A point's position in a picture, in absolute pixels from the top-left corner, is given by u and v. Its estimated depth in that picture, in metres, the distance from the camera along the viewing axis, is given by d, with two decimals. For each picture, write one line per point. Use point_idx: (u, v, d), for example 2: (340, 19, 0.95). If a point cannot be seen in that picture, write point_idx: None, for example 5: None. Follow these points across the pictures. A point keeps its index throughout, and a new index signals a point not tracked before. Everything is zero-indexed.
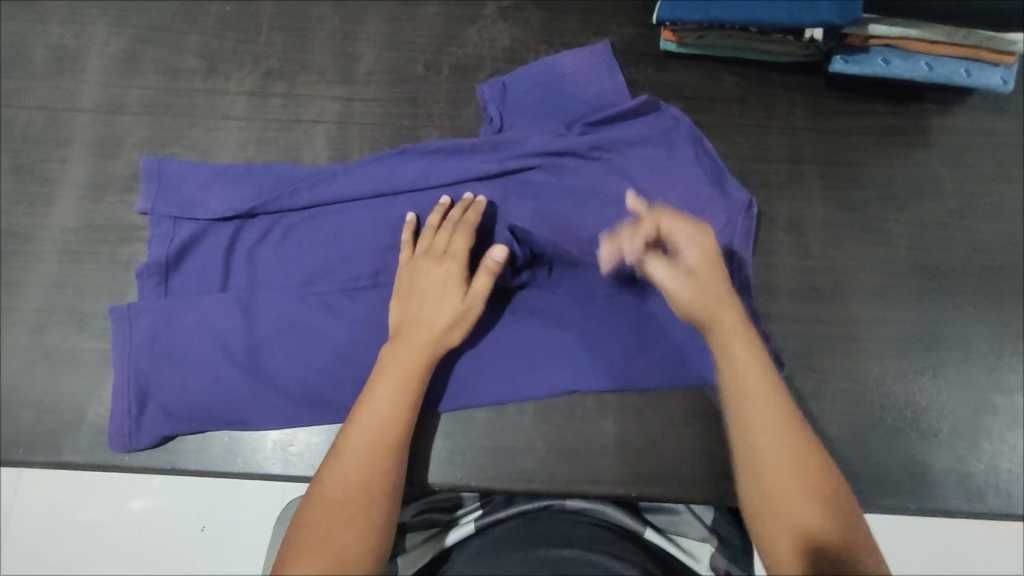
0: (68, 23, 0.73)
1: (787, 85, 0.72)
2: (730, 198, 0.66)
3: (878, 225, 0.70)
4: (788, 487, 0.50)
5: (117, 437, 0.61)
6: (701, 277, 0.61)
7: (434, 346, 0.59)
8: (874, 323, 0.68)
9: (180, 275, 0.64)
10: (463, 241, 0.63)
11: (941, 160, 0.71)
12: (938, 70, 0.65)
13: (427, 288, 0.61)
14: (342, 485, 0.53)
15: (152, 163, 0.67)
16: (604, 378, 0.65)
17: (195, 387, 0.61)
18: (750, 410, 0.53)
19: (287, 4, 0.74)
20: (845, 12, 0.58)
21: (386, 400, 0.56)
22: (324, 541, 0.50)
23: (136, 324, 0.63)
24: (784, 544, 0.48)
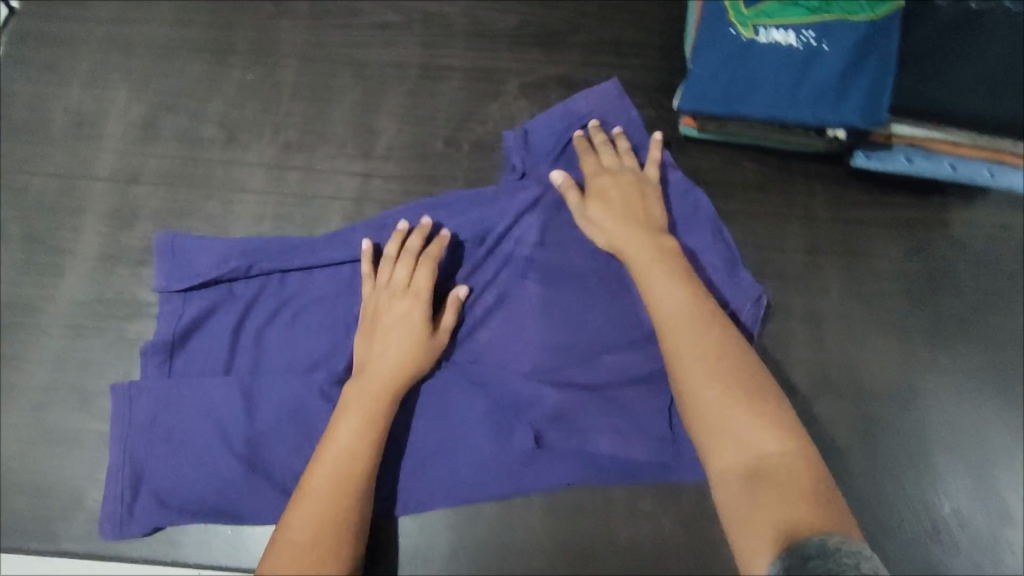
0: (88, 87, 0.73)
1: (808, 173, 0.72)
2: (740, 287, 0.65)
3: (896, 322, 0.69)
4: (707, 379, 0.51)
5: (107, 524, 0.60)
6: (607, 201, 0.63)
7: (400, 379, 0.59)
8: (891, 425, 0.66)
9: (185, 354, 0.63)
10: (427, 273, 0.62)
11: (961, 255, 0.71)
12: (962, 170, 0.64)
13: (393, 324, 0.60)
14: (308, 527, 0.51)
15: (165, 239, 0.66)
16: (605, 470, 0.65)
17: (190, 473, 0.60)
18: (677, 328, 0.54)
19: (309, 71, 0.74)
20: (870, 117, 0.58)
21: (360, 397, 0.57)
22: (309, 536, 0.50)
23: (136, 404, 0.62)
24: (723, 446, 0.49)
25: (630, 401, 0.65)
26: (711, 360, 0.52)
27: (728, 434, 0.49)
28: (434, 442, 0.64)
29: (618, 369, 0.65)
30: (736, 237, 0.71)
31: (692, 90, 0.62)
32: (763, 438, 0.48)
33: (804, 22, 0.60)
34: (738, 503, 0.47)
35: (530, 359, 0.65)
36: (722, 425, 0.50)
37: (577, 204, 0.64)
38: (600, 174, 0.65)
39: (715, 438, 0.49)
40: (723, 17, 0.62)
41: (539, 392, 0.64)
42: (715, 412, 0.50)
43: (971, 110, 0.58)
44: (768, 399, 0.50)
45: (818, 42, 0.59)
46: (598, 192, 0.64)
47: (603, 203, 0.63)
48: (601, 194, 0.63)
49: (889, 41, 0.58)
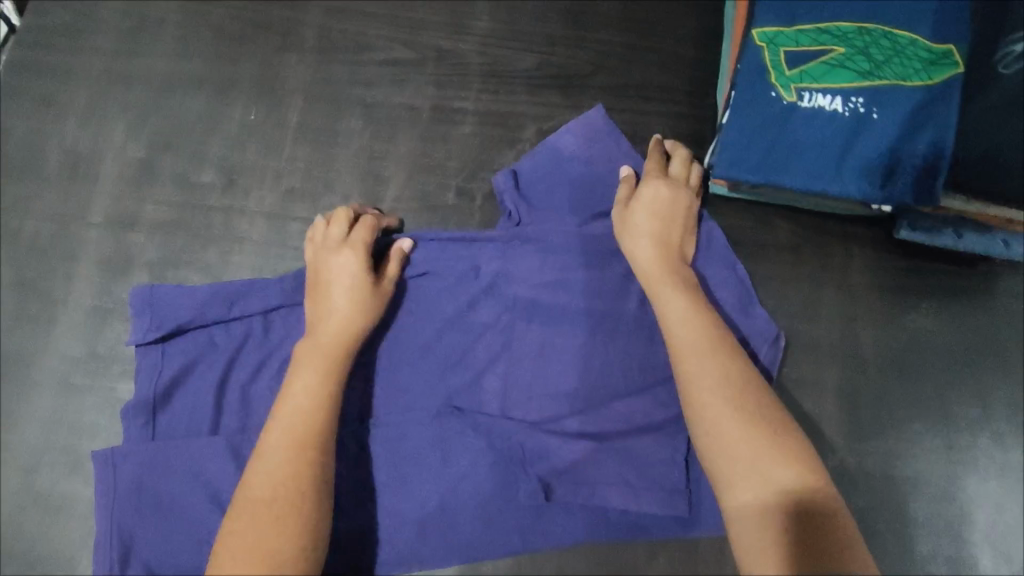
0: (84, 124, 0.69)
1: (845, 235, 0.67)
2: (754, 329, 0.62)
3: (936, 403, 0.64)
4: (723, 407, 0.50)
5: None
6: (653, 214, 0.60)
7: (347, 330, 0.57)
8: (925, 515, 0.62)
9: (168, 413, 0.60)
10: (366, 231, 0.61)
11: (1009, 329, 0.66)
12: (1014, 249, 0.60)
13: (332, 276, 0.59)
14: (267, 487, 0.50)
15: (141, 292, 0.61)
16: (618, 530, 0.60)
17: (180, 541, 0.57)
18: (688, 347, 0.54)
19: (315, 111, 0.70)
20: (922, 195, 0.54)
21: (315, 343, 0.57)
22: (278, 485, 0.50)
23: (120, 469, 0.58)
24: (743, 483, 0.48)
25: (639, 450, 0.60)
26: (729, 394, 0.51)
27: (742, 462, 0.48)
28: (436, 499, 0.60)
29: (627, 417, 0.60)
30: (767, 304, 0.66)
31: (727, 153, 0.57)
32: (780, 471, 0.48)
33: (851, 87, 0.56)
34: (757, 547, 0.46)
35: (533, 410, 0.61)
36: (738, 454, 0.49)
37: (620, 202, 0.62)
38: (657, 177, 0.62)
39: (728, 470, 0.49)
40: (763, 77, 0.57)
41: (543, 443, 0.60)
42: (732, 440, 0.49)
43: None
44: (782, 432, 0.49)
45: (867, 109, 0.55)
46: (650, 196, 0.61)
47: (647, 216, 0.60)
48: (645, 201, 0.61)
49: (947, 110, 0.54)
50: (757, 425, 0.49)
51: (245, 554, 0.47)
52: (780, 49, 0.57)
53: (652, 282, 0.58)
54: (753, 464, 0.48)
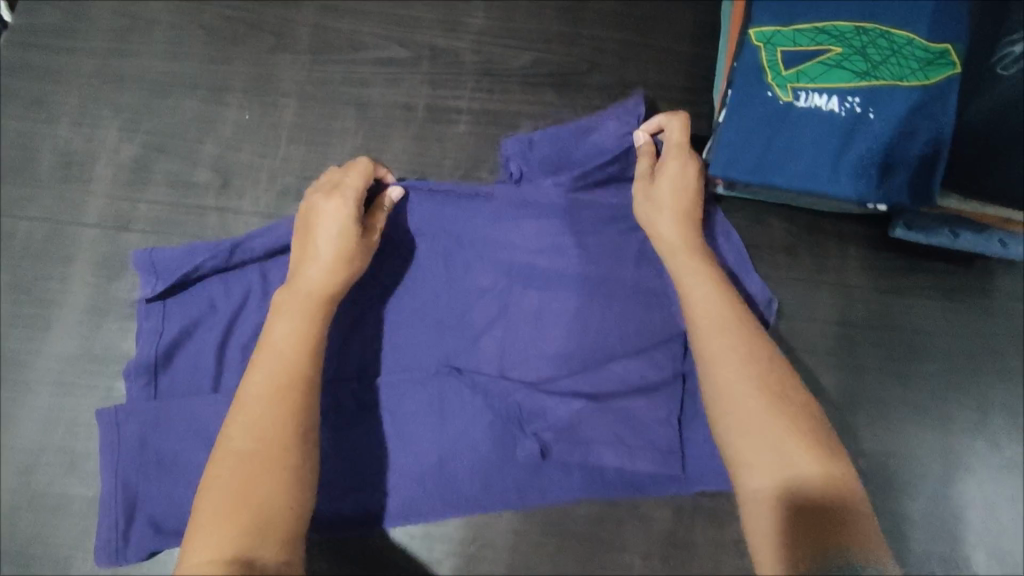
0: (78, 124, 0.69)
1: (841, 236, 0.67)
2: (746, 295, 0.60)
3: (930, 402, 0.64)
4: (742, 385, 0.46)
5: (102, 552, 0.57)
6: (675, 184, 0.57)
7: (332, 279, 0.53)
8: (920, 512, 0.62)
9: (169, 374, 0.61)
10: (358, 175, 0.56)
11: (1006, 329, 0.66)
12: (1011, 248, 0.59)
13: (320, 220, 0.54)
14: (246, 442, 0.45)
15: (143, 256, 0.60)
16: (613, 491, 0.60)
17: (183, 495, 0.58)
18: (705, 318, 0.50)
19: (310, 111, 0.70)
20: (918, 196, 0.54)
21: (299, 292, 0.53)
22: (260, 438, 0.45)
23: (123, 428, 0.59)
24: (757, 446, 0.44)
25: (636, 411, 0.60)
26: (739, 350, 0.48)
27: (762, 445, 0.44)
28: (436, 458, 0.59)
29: (623, 378, 0.60)
30: None
31: (724, 153, 0.57)
32: (799, 457, 0.43)
33: (848, 87, 0.55)
34: (767, 531, 0.42)
35: (532, 371, 0.61)
36: (757, 437, 0.44)
37: (644, 175, 0.58)
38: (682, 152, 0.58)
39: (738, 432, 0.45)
40: (760, 77, 0.57)
41: (542, 403, 0.59)
42: (743, 397, 0.46)
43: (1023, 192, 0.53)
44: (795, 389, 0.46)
45: (863, 109, 0.55)
46: (675, 169, 0.57)
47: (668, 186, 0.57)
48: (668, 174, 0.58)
49: (943, 110, 0.54)
50: (779, 404, 0.45)
51: (225, 512, 0.42)
52: (776, 50, 0.57)
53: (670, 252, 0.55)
54: (775, 447, 0.43)
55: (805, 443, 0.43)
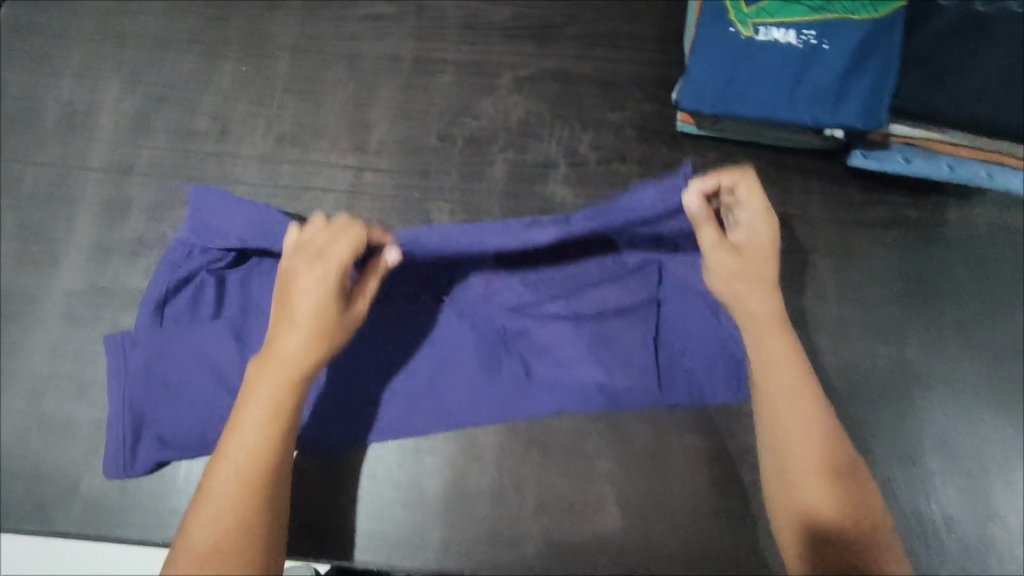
0: (81, 79, 0.72)
1: (803, 169, 0.71)
2: None
3: (891, 322, 0.67)
4: (800, 447, 0.51)
5: (113, 464, 0.61)
6: (749, 256, 0.55)
7: (308, 362, 0.51)
8: (887, 426, 0.64)
9: (171, 309, 0.64)
10: (347, 244, 0.52)
11: (959, 255, 0.69)
12: (960, 172, 0.63)
13: (301, 294, 0.51)
14: (208, 535, 0.45)
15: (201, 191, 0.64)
16: (594, 406, 0.63)
17: (189, 412, 0.62)
18: (777, 390, 0.52)
19: (304, 64, 0.74)
20: (870, 119, 0.58)
21: (272, 375, 0.50)
22: (222, 527, 0.46)
23: (129, 354, 0.63)
24: (804, 489, 0.50)
25: (614, 331, 0.63)
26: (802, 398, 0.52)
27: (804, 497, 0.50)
28: (425, 374, 0.62)
29: (600, 302, 0.63)
30: None
31: (691, 88, 0.61)
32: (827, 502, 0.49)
33: (804, 21, 0.60)
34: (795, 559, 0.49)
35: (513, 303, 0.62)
36: (803, 487, 0.50)
37: (715, 243, 0.54)
38: (766, 216, 0.54)
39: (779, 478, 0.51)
40: (723, 15, 0.61)
41: (525, 324, 0.63)
42: (801, 452, 0.51)
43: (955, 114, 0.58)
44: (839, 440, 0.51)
45: (818, 41, 0.59)
46: (751, 236, 0.55)
47: (756, 263, 0.55)
48: (751, 245, 0.55)
49: (892, 41, 0.58)
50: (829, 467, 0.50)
51: None
52: None
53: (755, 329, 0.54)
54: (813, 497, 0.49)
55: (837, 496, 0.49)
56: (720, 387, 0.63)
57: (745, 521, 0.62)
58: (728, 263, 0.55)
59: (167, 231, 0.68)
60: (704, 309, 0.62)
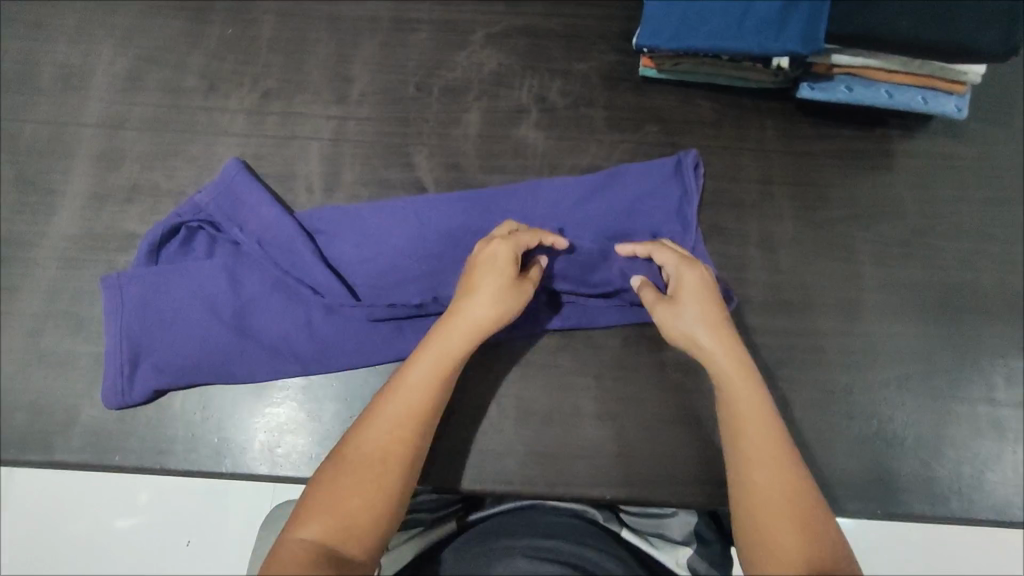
0: (74, 42, 0.76)
1: (760, 109, 0.75)
2: (685, 188, 0.71)
3: (843, 243, 0.71)
4: (763, 482, 0.50)
5: (111, 394, 0.64)
6: (685, 300, 0.59)
7: (489, 321, 0.58)
8: (842, 336, 0.68)
9: (171, 250, 0.67)
10: (527, 233, 0.62)
11: (904, 181, 0.73)
12: (898, 97, 0.69)
13: (486, 263, 0.59)
14: (367, 452, 0.51)
15: (230, 169, 0.68)
16: (575, 323, 0.67)
17: (185, 345, 0.65)
18: (746, 427, 0.53)
19: (286, 25, 0.77)
20: (809, 42, 0.62)
21: (456, 330, 0.57)
22: (379, 450, 0.51)
23: (125, 291, 0.66)
24: (774, 527, 0.48)
25: None
26: (769, 436, 0.53)
27: (772, 532, 0.48)
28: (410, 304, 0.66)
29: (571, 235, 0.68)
30: None
31: (648, 26, 0.67)
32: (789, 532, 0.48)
33: None
34: None
35: None
36: (768, 521, 0.49)
37: (656, 300, 0.60)
38: (691, 266, 0.61)
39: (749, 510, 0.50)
40: None
41: None
42: (766, 485, 0.50)
43: (885, 36, 0.62)
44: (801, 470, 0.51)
45: None
46: (688, 282, 0.60)
47: (691, 305, 0.59)
48: (685, 289, 0.60)
49: None
50: (793, 497, 0.49)
51: (332, 503, 0.49)
52: None
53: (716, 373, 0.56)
54: (781, 531, 0.48)
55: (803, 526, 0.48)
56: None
57: (713, 426, 0.65)
58: (672, 311, 0.59)
59: (159, 177, 0.72)
60: (671, 235, 0.69)
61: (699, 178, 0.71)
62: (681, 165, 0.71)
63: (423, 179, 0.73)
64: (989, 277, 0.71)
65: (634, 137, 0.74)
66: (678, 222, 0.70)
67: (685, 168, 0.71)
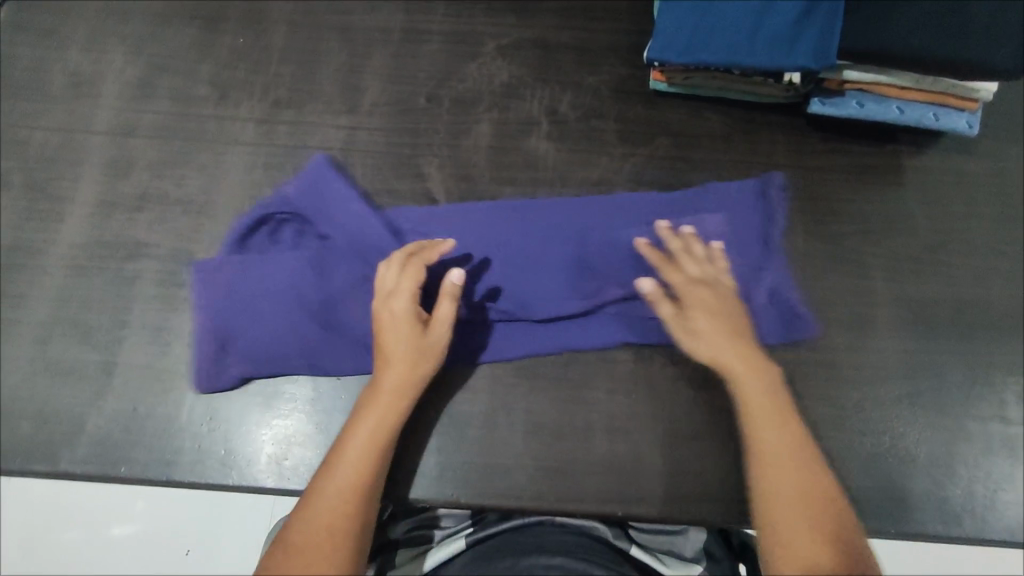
0: (86, 49, 0.76)
1: (770, 124, 0.75)
2: (768, 207, 0.72)
3: (855, 258, 0.71)
4: (779, 483, 0.54)
5: (201, 377, 0.66)
6: (695, 318, 0.63)
7: (408, 382, 0.60)
8: (854, 351, 0.68)
9: (261, 240, 0.70)
10: (413, 275, 0.62)
11: (915, 197, 0.73)
12: (908, 114, 0.69)
13: (386, 326, 0.61)
14: (308, 535, 0.52)
15: (321, 163, 0.71)
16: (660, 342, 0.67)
17: (274, 334, 0.66)
18: (763, 426, 0.57)
19: (297, 34, 0.77)
20: (821, 58, 0.62)
21: (378, 397, 0.59)
22: (318, 530, 0.52)
23: (214, 278, 0.68)
24: (789, 526, 0.52)
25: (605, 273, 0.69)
26: (788, 436, 0.56)
27: (788, 529, 0.51)
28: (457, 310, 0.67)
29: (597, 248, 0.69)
30: (703, 180, 0.73)
31: (660, 40, 0.67)
32: (801, 531, 0.51)
33: None
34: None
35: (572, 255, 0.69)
36: (783, 518, 0.52)
37: (674, 314, 0.64)
38: (697, 285, 0.64)
39: (771, 505, 0.53)
40: None
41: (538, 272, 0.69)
42: (785, 486, 0.54)
43: (900, 53, 0.62)
44: (821, 472, 0.55)
45: None
46: (698, 298, 0.64)
47: (702, 321, 0.62)
48: (697, 304, 0.63)
49: None
50: (807, 499, 0.53)
51: None
52: None
53: (739, 381, 0.60)
54: (796, 530, 0.51)
55: (816, 528, 0.51)
56: (775, 329, 0.68)
57: (724, 441, 0.65)
58: (684, 327, 0.63)
59: (169, 186, 0.72)
60: (754, 259, 0.70)
61: (781, 196, 0.72)
62: (765, 185, 0.72)
63: (434, 190, 0.73)
64: (1000, 293, 0.70)
65: (645, 150, 0.74)
66: (761, 243, 0.70)
67: (766, 189, 0.72)
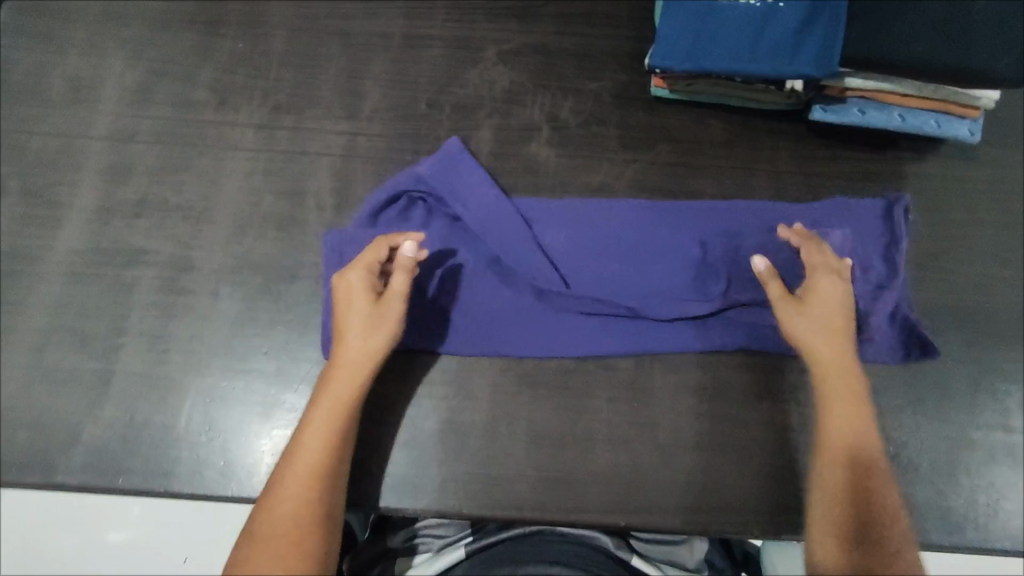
0: (85, 54, 0.75)
1: (772, 131, 0.74)
2: (890, 228, 0.69)
3: None
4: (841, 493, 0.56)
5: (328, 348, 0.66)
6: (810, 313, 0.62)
7: (367, 360, 0.60)
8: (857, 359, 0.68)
9: (390, 216, 0.70)
10: (371, 252, 0.62)
11: (917, 204, 0.73)
12: (910, 121, 0.69)
13: (344, 303, 0.61)
14: (274, 526, 0.53)
15: (455, 144, 0.70)
16: (725, 345, 0.66)
17: None
18: (843, 434, 0.59)
19: (298, 39, 0.76)
20: (823, 66, 0.62)
21: (339, 376, 0.59)
22: (282, 518, 0.53)
23: (346, 250, 0.68)
24: (836, 534, 0.55)
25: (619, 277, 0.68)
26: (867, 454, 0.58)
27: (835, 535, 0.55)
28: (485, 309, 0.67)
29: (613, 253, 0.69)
30: (704, 187, 0.73)
31: (661, 48, 0.67)
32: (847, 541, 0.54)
33: None
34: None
35: (682, 252, 0.69)
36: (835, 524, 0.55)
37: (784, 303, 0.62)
38: (814, 282, 0.62)
39: (829, 511, 0.56)
40: None
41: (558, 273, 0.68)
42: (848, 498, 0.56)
43: (902, 62, 0.62)
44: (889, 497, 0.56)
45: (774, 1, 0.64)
46: (815, 294, 0.62)
47: (813, 318, 0.61)
48: (812, 300, 0.62)
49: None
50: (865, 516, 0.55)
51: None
52: None
53: (832, 384, 0.60)
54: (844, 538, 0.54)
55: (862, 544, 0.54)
56: (887, 348, 0.67)
57: (726, 451, 0.65)
58: (791, 316, 0.62)
59: (167, 193, 0.71)
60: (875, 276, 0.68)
61: (903, 216, 0.70)
62: (895, 207, 0.70)
63: None
64: (1002, 301, 0.70)
65: (647, 156, 0.74)
66: (881, 262, 0.68)
67: (891, 211, 0.70)
